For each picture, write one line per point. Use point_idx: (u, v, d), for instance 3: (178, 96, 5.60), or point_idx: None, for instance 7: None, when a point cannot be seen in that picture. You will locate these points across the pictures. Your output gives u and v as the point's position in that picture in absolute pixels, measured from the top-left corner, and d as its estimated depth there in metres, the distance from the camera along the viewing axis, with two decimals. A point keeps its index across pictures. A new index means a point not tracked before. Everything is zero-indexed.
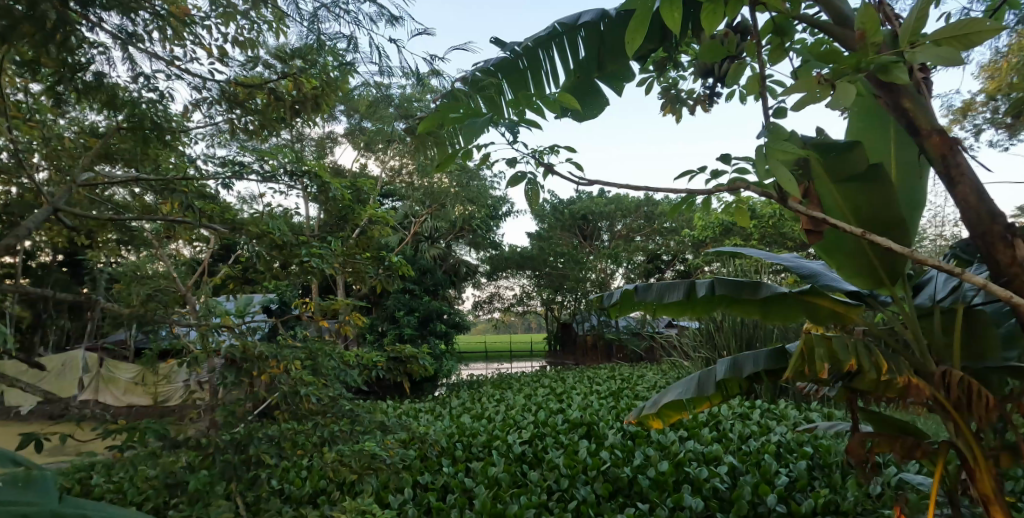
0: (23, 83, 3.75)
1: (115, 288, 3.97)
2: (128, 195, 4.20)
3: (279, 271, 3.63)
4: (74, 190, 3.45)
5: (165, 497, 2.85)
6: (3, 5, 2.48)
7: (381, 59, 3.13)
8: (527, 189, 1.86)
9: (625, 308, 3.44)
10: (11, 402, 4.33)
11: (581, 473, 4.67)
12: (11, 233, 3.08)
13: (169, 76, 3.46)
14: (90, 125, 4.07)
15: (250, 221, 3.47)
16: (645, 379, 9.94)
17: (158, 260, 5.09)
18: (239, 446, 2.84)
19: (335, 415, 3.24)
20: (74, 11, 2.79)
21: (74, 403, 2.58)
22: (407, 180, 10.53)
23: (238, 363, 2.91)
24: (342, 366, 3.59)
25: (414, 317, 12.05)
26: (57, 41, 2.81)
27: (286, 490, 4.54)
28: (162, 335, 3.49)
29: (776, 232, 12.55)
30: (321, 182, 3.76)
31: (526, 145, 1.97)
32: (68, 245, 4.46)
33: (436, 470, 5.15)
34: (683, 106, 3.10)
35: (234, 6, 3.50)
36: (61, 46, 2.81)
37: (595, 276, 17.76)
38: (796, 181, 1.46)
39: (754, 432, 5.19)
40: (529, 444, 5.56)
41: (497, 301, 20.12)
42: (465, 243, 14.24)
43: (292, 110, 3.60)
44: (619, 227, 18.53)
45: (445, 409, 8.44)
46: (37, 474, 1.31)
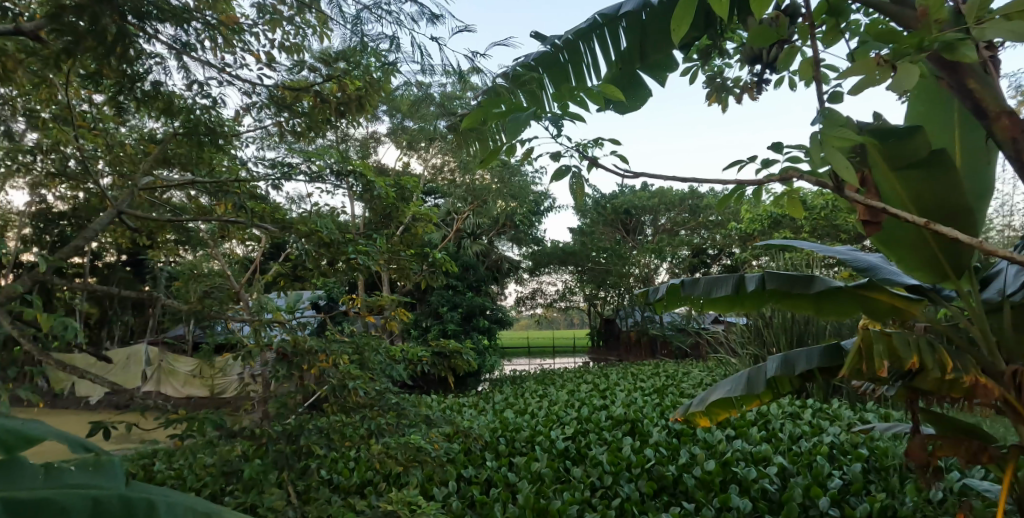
0: (87, 95, 3.96)
1: (174, 286, 4.17)
2: (185, 198, 4.39)
3: (327, 268, 3.72)
4: (135, 193, 3.64)
5: (221, 484, 2.98)
6: (69, 23, 2.65)
7: (422, 57, 3.13)
8: (572, 183, 1.82)
9: (671, 304, 3.37)
10: (81, 393, 4.59)
11: (625, 470, 4.62)
12: (81, 235, 3.27)
13: (221, 82, 3.60)
14: (149, 132, 4.28)
15: (299, 221, 3.58)
16: (692, 375, 9.76)
17: (214, 259, 5.30)
18: (290, 437, 2.94)
19: (381, 408, 3.30)
20: (132, 24, 2.93)
21: (139, 394, 2.73)
22: (449, 178, 10.65)
23: (290, 357, 3.03)
24: (388, 360, 3.65)
25: (457, 313, 12.20)
26: (118, 52, 2.97)
27: (334, 480, 4.66)
28: (218, 331, 3.64)
29: (828, 224, 12.09)
30: (366, 181, 3.88)
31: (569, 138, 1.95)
32: (131, 245, 4.69)
33: (479, 464, 5.20)
34: (729, 94, 3.01)
35: (280, 12, 3.64)
36: (121, 56, 2.97)
37: (638, 271, 17.49)
38: (853, 167, 1.38)
39: (805, 433, 5.02)
40: (572, 440, 5.54)
41: (540, 297, 20.11)
42: (507, 239, 14.48)
43: (337, 110, 3.76)
44: (662, 221, 18.18)
45: (489, 403, 8.50)
46: (105, 459, 1.41)
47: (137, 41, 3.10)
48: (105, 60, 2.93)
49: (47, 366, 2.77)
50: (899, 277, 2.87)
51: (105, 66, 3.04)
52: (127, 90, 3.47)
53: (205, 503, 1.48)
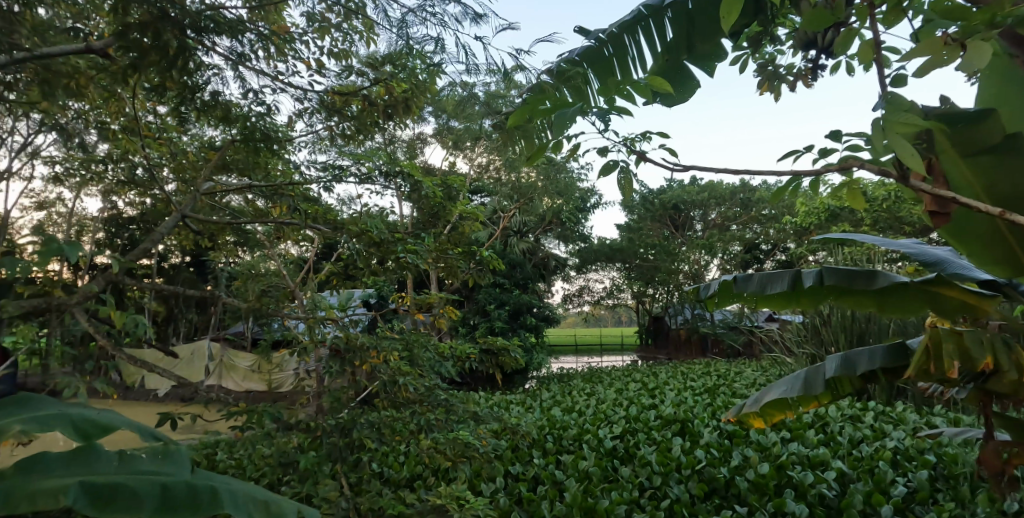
0: (153, 106, 4.18)
1: (234, 285, 4.37)
2: (242, 201, 4.58)
3: (377, 267, 3.81)
4: (198, 198, 3.85)
5: (278, 475, 3.10)
6: (134, 40, 2.84)
7: (468, 56, 3.15)
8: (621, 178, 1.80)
9: (723, 301, 3.28)
10: (150, 386, 4.86)
11: (674, 471, 4.53)
12: (148, 238, 3.47)
13: (275, 89, 3.73)
14: (209, 140, 4.48)
15: (351, 221, 3.71)
16: (744, 375, 9.49)
17: (271, 259, 5.51)
18: (343, 430, 3.01)
19: (431, 404, 3.35)
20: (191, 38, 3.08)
21: (203, 388, 2.87)
22: (495, 176, 10.72)
23: (343, 353, 3.13)
24: (437, 357, 3.69)
25: (505, 311, 12.27)
26: (179, 65, 3.14)
27: (385, 474, 4.77)
28: (274, 329, 3.78)
29: (890, 215, 11.51)
30: (414, 181, 3.98)
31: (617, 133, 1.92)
32: (194, 247, 4.92)
33: (526, 461, 5.20)
34: (782, 82, 2.90)
35: (328, 20, 3.75)
36: (182, 69, 3.16)
37: (688, 268, 17.13)
38: (919, 154, 1.31)
39: (866, 437, 4.80)
40: (620, 439, 5.48)
41: (587, 295, 19.98)
42: (553, 237, 14.43)
43: (385, 113, 3.86)
44: (713, 216, 17.72)
45: (536, 401, 8.49)
46: (171, 449, 1.87)
47: (196, 53, 3.25)
48: (167, 72, 3.10)
49: (119, 361, 2.96)
50: (971, 272, 2.71)
51: (167, 78, 3.22)
52: (189, 101, 3.65)
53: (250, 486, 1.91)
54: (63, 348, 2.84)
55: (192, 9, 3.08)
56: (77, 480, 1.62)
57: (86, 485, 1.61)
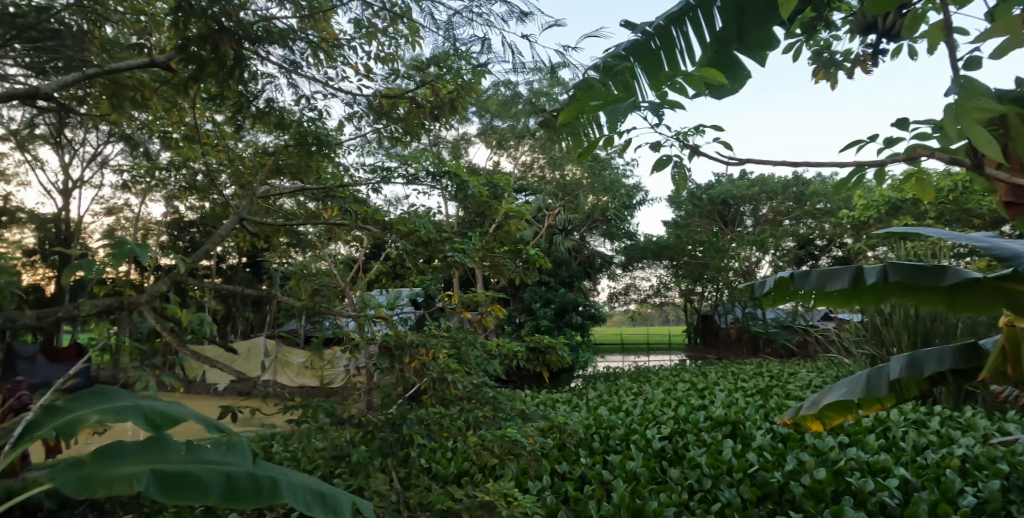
0: (211, 115, 4.37)
1: (289, 285, 4.52)
2: (295, 204, 4.73)
3: (424, 267, 3.87)
4: (254, 201, 4.03)
5: (331, 468, 3.19)
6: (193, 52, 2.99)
7: (514, 56, 3.16)
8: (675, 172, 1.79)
9: (779, 299, 3.18)
10: (210, 381, 5.07)
11: (725, 474, 4.42)
12: (209, 240, 3.64)
13: (327, 95, 3.84)
14: (263, 146, 4.64)
15: (399, 222, 3.78)
16: (799, 376, 9.16)
17: (322, 259, 5.67)
18: (394, 426, 3.11)
19: (478, 401, 3.30)
20: (246, 48, 3.20)
21: (259, 383, 3.00)
22: (540, 174, 10.70)
23: (393, 351, 3.21)
24: (484, 355, 3.69)
25: (550, 310, 12.26)
26: (236, 75, 3.28)
27: (432, 469, 4.83)
28: (326, 327, 3.89)
29: (958, 207, 10.87)
30: (460, 181, 4.02)
31: (670, 127, 1.92)
32: (250, 248, 5.11)
33: (573, 460, 5.17)
34: (838, 69, 2.79)
35: (375, 25, 3.84)
36: (238, 78, 3.29)
37: (739, 265, 16.66)
38: (997, 142, 1.24)
39: (932, 443, 4.56)
40: (669, 440, 5.39)
41: (633, 293, 19.77)
42: (599, 234, 14.31)
43: (432, 114, 3.92)
44: (764, 211, 17.16)
45: (582, 400, 8.44)
46: (236, 440, 1.96)
47: (251, 63, 3.38)
48: (224, 81, 3.24)
49: (183, 357, 3.12)
50: None
51: (224, 88, 3.36)
52: (245, 108, 3.79)
53: (307, 477, 1.98)
54: (132, 345, 3.02)
55: (247, 21, 3.21)
56: (149, 468, 1.72)
57: (158, 473, 1.71)
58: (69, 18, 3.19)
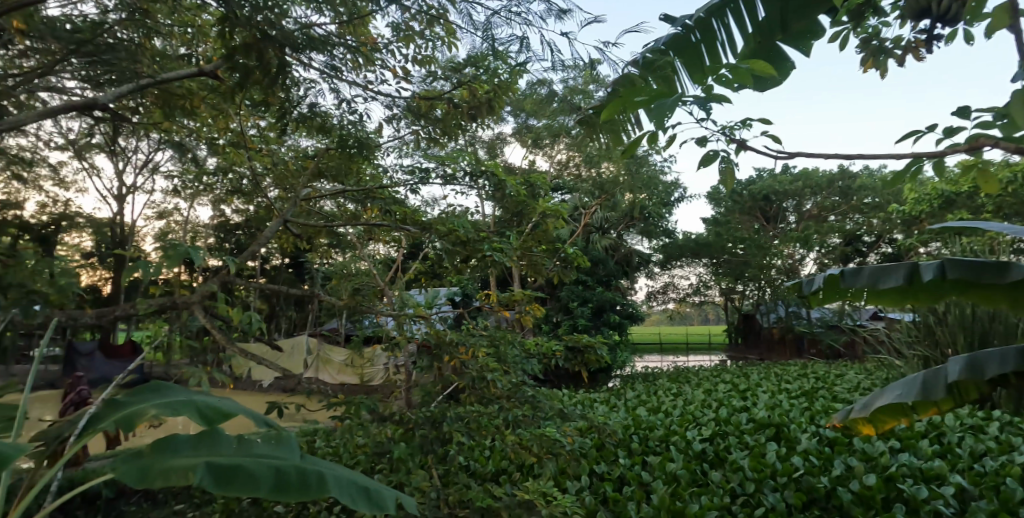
0: (255, 120, 4.50)
1: (331, 284, 4.62)
2: (335, 205, 4.83)
3: (463, 266, 3.90)
4: (297, 203, 4.14)
5: (372, 464, 3.25)
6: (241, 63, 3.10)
7: (553, 53, 3.14)
8: (723, 168, 1.80)
9: (828, 298, 3.08)
10: (256, 378, 5.23)
11: (769, 478, 4.32)
12: (256, 241, 3.75)
13: (366, 98, 3.91)
14: (305, 149, 4.76)
15: (437, 222, 3.82)
16: (846, 378, 8.85)
17: (362, 259, 5.77)
18: (434, 423, 3.09)
19: (517, 400, 3.30)
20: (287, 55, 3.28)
21: (304, 380, 3.07)
22: (576, 172, 10.65)
23: (433, 350, 3.25)
24: (523, 355, 3.69)
25: (588, 309, 12.20)
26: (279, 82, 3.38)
27: (472, 468, 4.86)
28: (367, 325, 3.95)
29: (1019, 201, 10.30)
30: (497, 180, 4.04)
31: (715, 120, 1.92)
32: (293, 249, 5.24)
33: (611, 461, 5.12)
34: (888, 57, 2.69)
35: (412, 28, 3.89)
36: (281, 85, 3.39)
37: (782, 262, 16.19)
38: None
39: (991, 450, 4.35)
40: (710, 442, 5.29)
41: (672, 292, 19.52)
42: (636, 233, 14.18)
43: (468, 115, 3.95)
44: (808, 206, 16.61)
45: (620, 400, 8.37)
46: (283, 435, 2.02)
47: (292, 69, 3.46)
48: (266, 89, 3.34)
49: (231, 355, 3.22)
50: None
51: (267, 94, 3.46)
52: (289, 112, 3.89)
53: (351, 472, 2.02)
54: (183, 342, 3.13)
55: (288, 29, 3.31)
56: (203, 461, 1.78)
57: (212, 465, 1.77)
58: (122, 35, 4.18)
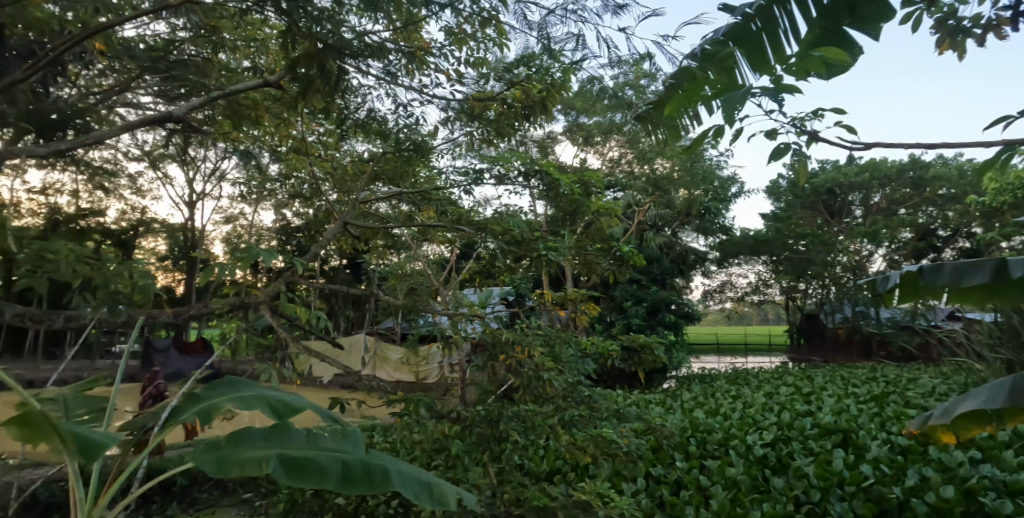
0: (316, 126, 4.66)
1: (389, 284, 4.73)
2: (392, 207, 4.93)
3: (517, 265, 3.90)
4: (356, 207, 4.26)
5: (431, 461, 3.30)
6: (305, 74, 3.22)
7: (610, 50, 3.09)
8: (796, 161, 1.77)
9: (907, 296, 2.92)
10: (318, 375, 5.41)
11: (836, 487, 4.14)
12: (318, 243, 3.88)
13: (422, 102, 3.98)
14: (361, 153, 4.88)
15: (493, 222, 3.84)
16: (921, 382, 8.35)
17: (418, 259, 5.88)
18: (490, 422, 3.10)
19: (574, 401, 3.28)
20: (344, 63, 3.39)
21: (364, 377, 3.14)
22: (628, 169, 10.49)
23: (491, 348, 3.29)
24: (579, 354, 3.66)
25: (642, 308, 12.02)
26: (337, 89, 3.49)
27: (526, 467, 4.87)
28: (423, 325, 4.02)
29: None
30: (550, 179, 4.02)
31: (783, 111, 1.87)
32: (352, 250, 5.39)
33: (669, 464, 5.00)
34: (967, 37, 2.54)
35: (464, 31, 3.93)
36: (338, 92, 3.50)
37: (847, 259, 15.38)
38: None
39: None
40: (772, 448, 5.12)
41: (729, 290, 19.05)
42: (691, 230, 13.89)
43: (522, 114, 3.97)
44: (877, 199, 15.32)
45: (677, 401, 8.21)
46: (349, 430, 2.08)
47: (348, 75, 3.54)
48: (325, 96, 3.44)
49: (295, 353, 3.33)
50: None
51: (327, 101, 3.56)
52: (348, 118, 4.00)
53: (413, 467, 2.07)
54: (251, 341, 3.27)
55: (346, 39, 3.38)
56: (276, 453, 1.86)
57: (284, 457, 1.85)
58: (191, 51, 4.61)
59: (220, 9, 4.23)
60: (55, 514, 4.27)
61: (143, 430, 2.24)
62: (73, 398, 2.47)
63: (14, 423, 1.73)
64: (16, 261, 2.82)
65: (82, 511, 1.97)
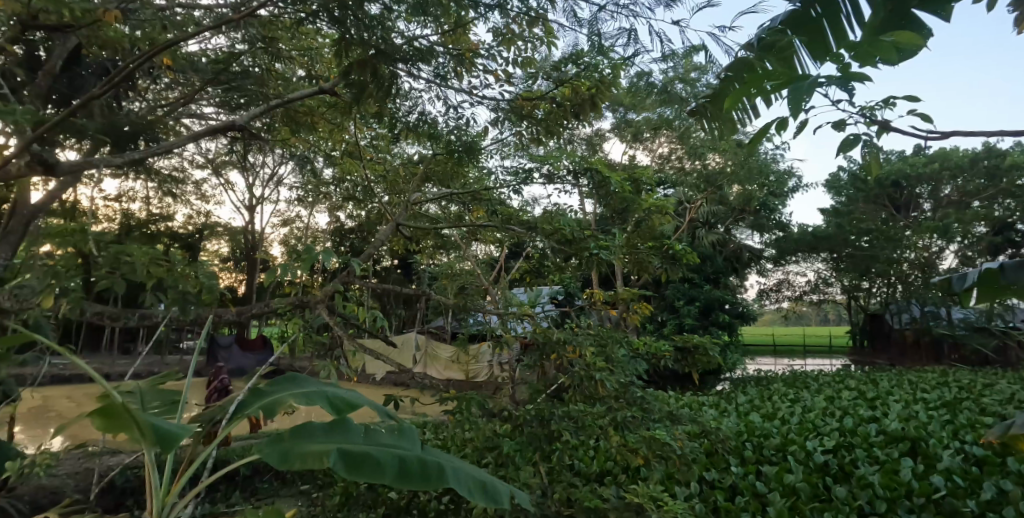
0: (369, 130, 4.79)
1: (440, 283, 4.79)
2: (443, 208, 4.99)
3: (568, 264, 3.88)
4: (408, 208, 4.34)
5: (482, 459, 3.32)
6: (358, 80, 3.30)
7: (662, 44, 3.02)
8: (866, 153, 1.69)
9: (988, 294, 2.75)
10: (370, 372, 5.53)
11: (904, 498, 3.93)
12: (372, 244, 3.97)
13: (472, 103, 4.02)
14: (412, 155, 4.97)
15: (543, 221, 3.83)
16: (998, 389, 7.84)
17: (467, 259, 5.93)
18: (542, 421, 3.06)
19: (627, 401, 3.21)
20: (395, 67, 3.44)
21: (417, 374, 3.18)
22: (678, 165, 10.30)
23: (542, 346, 3.28)
24: (631, 355, 3.59)
25: (694, 307, 11.75)
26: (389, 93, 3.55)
27: (577, 467, 4.83)
28: (474, 324, 4.05)
29: None
30: (601, 178, 3.97)
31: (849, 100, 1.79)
32: (404, 250, 5.49)
33: (723, 468, 4.85)
34: None
35: (512, 31, 3.95)
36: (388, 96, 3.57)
37: (915, 256, 14.47)
38: None
39: None
40: (833, 454, 4.91)
41: (786, 289, 18.45)
42: (745, 226, 13.50)
43: (572, 113, 3.95)
44: (947, 192, 14.43)
45: (732, 404, 7.99)
46: (406, 427, 2.13)
47: (400, 80, 3.61)
48: (378, 100, 3.52)
49: (350, 350, 3.40)
50: None
51: (381, 106, 3.65)
52: (399, 121, 4.07)
53: (468, 465, 2.10)
54: (308, 338, 3.37)
55: (398, 44, 3.46)
56: (336, 447, 1.92)
57: (343, 451, 1.91)
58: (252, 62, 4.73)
59: (277, 22, 4.42)
60: (129, 500, 4.52)
61: (212, 422, 2.29)
62: (147, 391, 2.62)
63: (96, 415, 1.83)
64: (96, 263, 3.02)
65: (157, 498, 2.05)
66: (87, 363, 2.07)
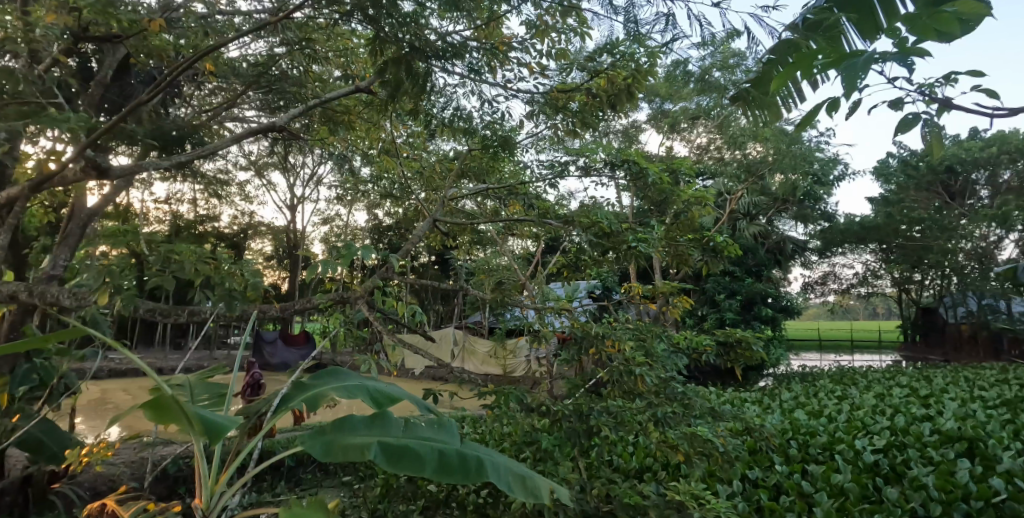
0: (405, 127, 4.82)
1: (476, 278, 4.78)
2: (478, 203, 4.99)
3: (605, 257, 3.80)
4: (444, 204, 4.33)
5: (519, 453, 3.28)
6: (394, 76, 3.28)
7: (702, 28, 2.89)
8: (926, 133, 1.62)
9: None
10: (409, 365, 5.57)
11: (961, 501, 3.75)
12: (408, 240, 3.98)
13: (507, 97, 4.00)
14: (449, 152, 4.99)
15: (580, 214, 3.75)
16: None
17: (503, 254, 5.92)
18: (581, 416, 3.00)
19: (667, 397, 3.11)
20: (430, 65, 3.47)
21: (455, 369, 3.15)
22: (717, 155, 10.15)
23: (580, 341, 3.24)
24: (671, 349, 3.48)
25: (736, 301, 11.50)
26: (422, 89, 3.55)
27: (614, 463, 4.76)
28: (511, 317, 4.01)
29: None
30: (639, 168, 3.88)
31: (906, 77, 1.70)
32: (440, 246, 5.52)
33: (768, 466, 4.70)
34: None
35: (546, 22, 3.91)
36: (422, 93, 3.57)
37: (971, 246, 13.77)
38: None
39: None
40: (884, 454, 4.71)
41: (832, 282, 17.91)
42: (788, 218, 13.10)
43: (608, 103, 3.89)
44: (1007, 177, 13.64)
45: (776, 401, 7.75)
46: (446, 419, 2.14)
47: (434, 76, 3.62)
48: (413, 96, 3.56)
49: (386, 345, 3.40)
50: None
51: (416, 103, 3.70)
52: (433, 117, 4.09)
53: (508, 458, 2.08)
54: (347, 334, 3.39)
55: (432, 41, 3.48)
56: (377, 440, 1.95)
57: (383, 445, 1.94)
58: (288, 65, 4.85)
59: (314, 23, 4.51)
60: (180, 489, 4.67)
61: (258, 415, 2.30)
62: (196, 384, 2.70)
63: (151, 407, 1.91)
64: (147, 262, 3.13)
65: (207, 485, 2.11)
66: (140, 356, 2.10)
